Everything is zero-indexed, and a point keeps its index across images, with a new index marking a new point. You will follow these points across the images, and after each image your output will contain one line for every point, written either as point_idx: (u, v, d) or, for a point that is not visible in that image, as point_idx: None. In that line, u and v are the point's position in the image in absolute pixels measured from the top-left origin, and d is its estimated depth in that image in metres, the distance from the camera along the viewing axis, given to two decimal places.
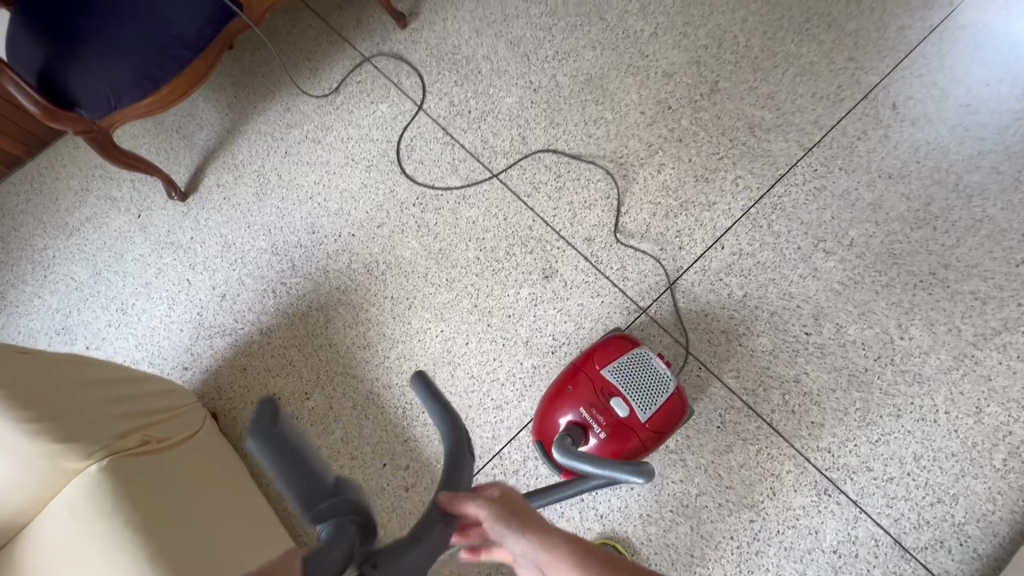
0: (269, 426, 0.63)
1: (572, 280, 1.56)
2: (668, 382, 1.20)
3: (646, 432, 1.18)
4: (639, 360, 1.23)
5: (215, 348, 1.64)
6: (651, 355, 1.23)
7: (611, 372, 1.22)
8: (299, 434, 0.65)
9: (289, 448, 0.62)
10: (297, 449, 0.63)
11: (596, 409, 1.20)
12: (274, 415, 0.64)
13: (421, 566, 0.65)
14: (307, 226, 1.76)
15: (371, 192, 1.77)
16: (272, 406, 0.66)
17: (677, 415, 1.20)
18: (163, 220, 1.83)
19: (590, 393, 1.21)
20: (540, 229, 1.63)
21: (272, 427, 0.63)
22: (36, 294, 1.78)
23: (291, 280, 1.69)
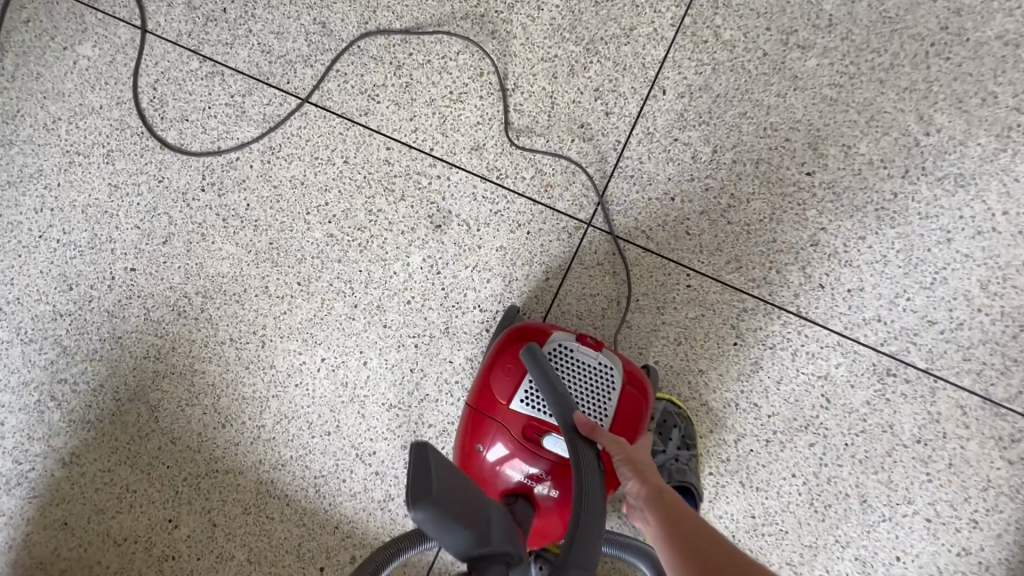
0: (430, 488, 0.50)
1: (476, 218, 1.05)
2: (607, 377, 0.83)
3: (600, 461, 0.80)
4: (557, 361, 0.84)
5: (6, 511, 1.07)
6: (572, 346, 0.85)
7: (522, 394, 0.83)
8: (451, 469, 0.55)
9: (467, 503, 0.53)
10: (461, 496, 0.53)
11: (517, 456, 0.81)
12: (430, 463, 0.52)
13: None
14: (57, 281, 1.11)
15: (131, 194, 1.12)
16: (428, 448, 0.53)
17: (638, 419, 0.82)
18: None
19: (503, 434, 0.82)
20: (403, 159, 1.07)
21: (432, 488, 0.50)
22: None
23: (70, 371, 1.09)
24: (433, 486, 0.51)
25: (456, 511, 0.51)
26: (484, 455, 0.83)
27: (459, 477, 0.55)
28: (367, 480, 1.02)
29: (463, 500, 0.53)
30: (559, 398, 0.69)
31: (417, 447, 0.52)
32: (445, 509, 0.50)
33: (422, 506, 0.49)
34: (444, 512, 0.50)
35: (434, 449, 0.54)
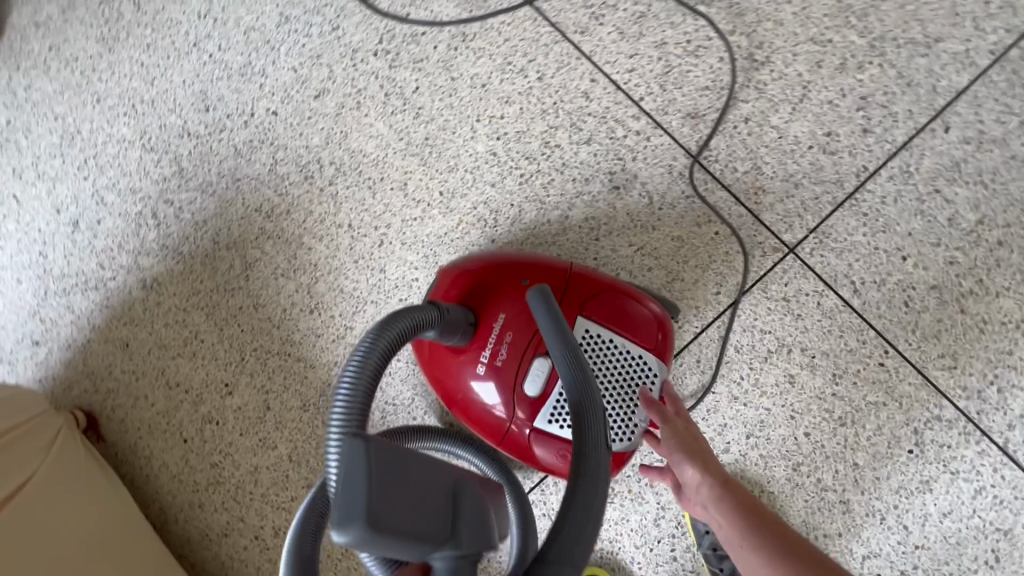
0: (363, 505, 0.33)
1: (663, 195, 0.89)
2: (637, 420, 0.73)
3: (541, 445, 0.73)
4: (635, 357, 0.74)
5: (75, 310, 1.02)
6: (655, 366, 0.74)
7: (580, 333, 0.74)
8: (407, 470, 0.35)
9: (425, 495, 0.36)
10: (414, 519, 0.34)
11: (504, 358, 0.73)
12: (361, 482, 0.34)
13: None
14: (195, 97, 1.02)
15: (299, 33, 0.99)
16: (364, 453, 0.35)
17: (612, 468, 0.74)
18: None
19: (518, 346, 0.73)
20: (605, 98, 0.91)
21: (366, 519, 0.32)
22: None
23: (179, 196, 1.01)
24: (358, 512, 0.33)
25: (405, 552, 0.34)
26: (491, 318, 0.74)
27: (419, 484, 0.36)
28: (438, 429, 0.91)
29: (416, 493, 0.35)
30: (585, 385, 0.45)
31: (358, 446, 0.35)
32: (388, 531, 0.33)
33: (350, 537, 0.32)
34: (382, 541, 0.32)
35: (378, 443, 0.36)
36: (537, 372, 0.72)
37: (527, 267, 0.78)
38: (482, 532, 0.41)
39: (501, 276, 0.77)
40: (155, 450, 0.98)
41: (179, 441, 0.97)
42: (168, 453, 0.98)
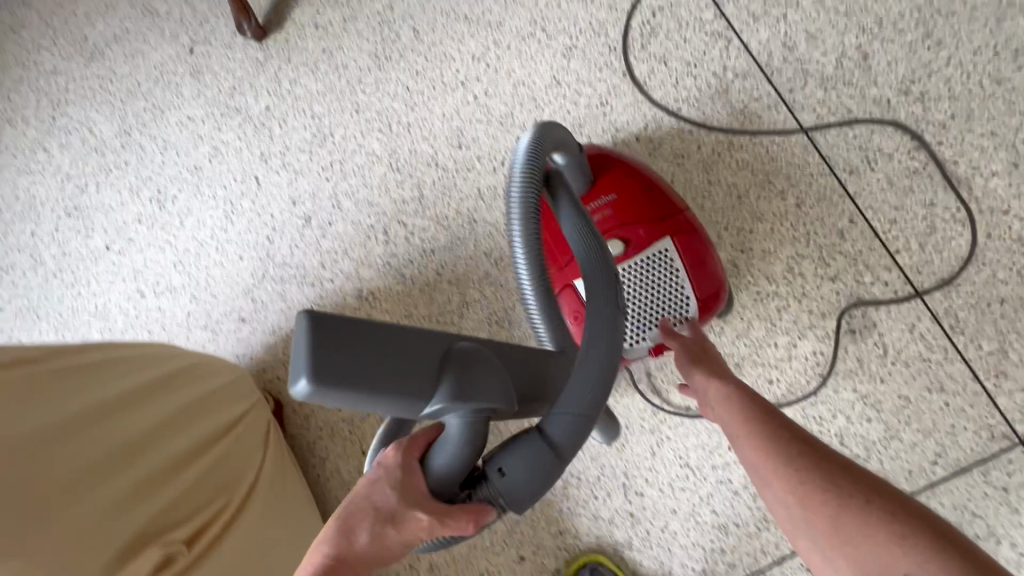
0: (313, 366, 0.47)
1: (898, 352, 0.89)
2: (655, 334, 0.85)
3: (562, 298, 0.89)
4: (683, 295, 0.85)
5: (288, 300, 1.07)
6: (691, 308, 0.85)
7: (658, 248, 0.85)
8: (359, 336, 0.49)
9: (376, 343, 0.50)
10: (365, 375, 0.49)
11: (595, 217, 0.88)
12: (303, 340, 0.47)
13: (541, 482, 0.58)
14: (450, 132, 1.06)
15: (567, 99, 1.03)
16: (305, 325, 0.47)
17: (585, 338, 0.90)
18: (226, 68, 1.15)
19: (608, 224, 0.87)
20: (860, 242, 0.92)
21: (321, 376, 0.47)
22: (40, 146, 1.20)
23: (413, 221, 1.05)
24: (314, 363, 0.47)
25: (343, 390, 0.47)
26: (605, 191, 0.89)
27: (363, 343, 0.49)
28: (617, 515, 0.93)
29: (360, 342, 0.49)
30: (612, 319, 0.66)
31: (303, 316, 0.48)
32: (350, 380, 0.48)
33: (304, 391, 0.46)
34: (325, 388, 0.47)
35: (319, 318, 0.49)
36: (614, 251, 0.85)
37: (659, 184, 0.90)
38: (453, 382, 0.53)
39: (634, 173, 0.90)
40: (332, 454, 1.02)
41: (358, 452, 1.01)
42: (344, 460, 1.01)
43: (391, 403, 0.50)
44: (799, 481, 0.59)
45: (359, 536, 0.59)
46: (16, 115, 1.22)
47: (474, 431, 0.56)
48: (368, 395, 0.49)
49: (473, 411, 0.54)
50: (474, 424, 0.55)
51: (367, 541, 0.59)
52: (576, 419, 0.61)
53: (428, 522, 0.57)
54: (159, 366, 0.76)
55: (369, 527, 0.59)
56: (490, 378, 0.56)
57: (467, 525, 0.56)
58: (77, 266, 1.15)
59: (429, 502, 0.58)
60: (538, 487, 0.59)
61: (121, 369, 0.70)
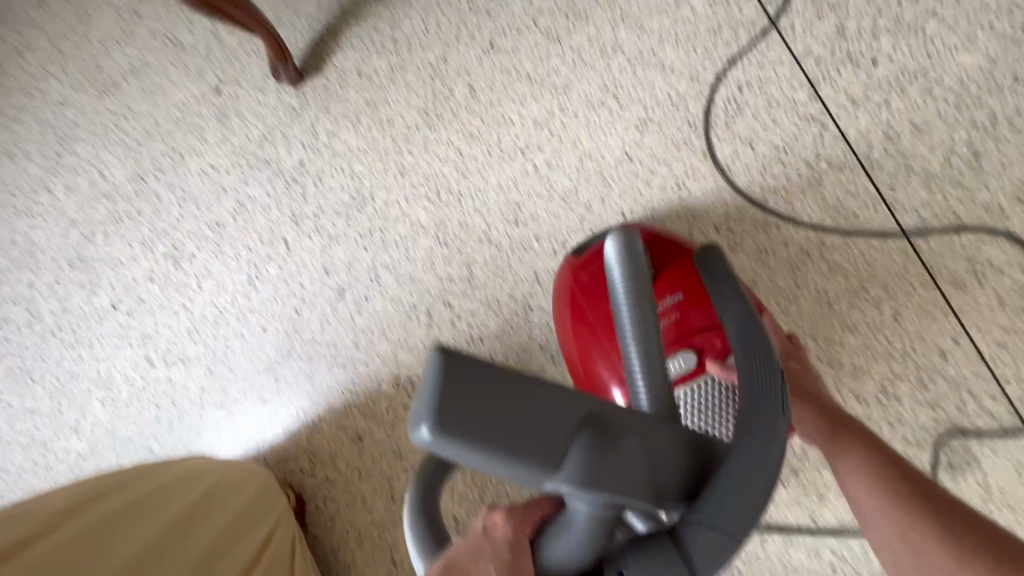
0: (436, 407, 0.33)
1: (1002, 493, 0.80)
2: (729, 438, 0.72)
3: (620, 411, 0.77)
4: None
5: (315, 381, 0.96)
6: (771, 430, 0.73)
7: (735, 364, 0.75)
8: (500, 383, 0.34)
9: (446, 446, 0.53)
10: (499, 427, 0.34)
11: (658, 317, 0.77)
12: (432, 383, 0.33)
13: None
14: (506, 205, 0.95)
15: (639, 178, 0.93)
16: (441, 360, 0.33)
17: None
18: (256, 114, 1.04)
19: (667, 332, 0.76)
20: (964, 365, 0.83)
21: (451, 424, 0.33)
22: (43, 186, 1.09)
23: (461, 302, 0.94)
24: (440, 409, 0.33)
25: (474, 444, 0.33)
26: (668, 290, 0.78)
27: (513, 409, 0.34)
28: None
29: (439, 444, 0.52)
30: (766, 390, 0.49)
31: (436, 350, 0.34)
32: (483, 443, 0.33)
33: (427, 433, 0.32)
34: (448, 439, 0.32)
35: (462, 360, 0.34)
36: (682, 363, 0.74)
37: None
38: (600, 468, 0.36)
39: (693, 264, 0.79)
40: (359, 561, 0.91)
41: (389, 562, 0.90)
42: (372, 570, 0.91)
43: (514, 476, 0.35)
44: (893, 480, 0.57)
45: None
46: (19, 149, 1.11)
47: (604, 526, 0.39)
48: (487, 458, 0.33)
49: (608, 504, 0.38)
50: (605, 516, 0.38)
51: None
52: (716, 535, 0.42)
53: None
54: (202, 491, 0.73)
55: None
56: (635, 450, 0.39)
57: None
58: (79, 325, 1.04)
59: (518, 571, 0.40)
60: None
61: (164, 497, 0.68)
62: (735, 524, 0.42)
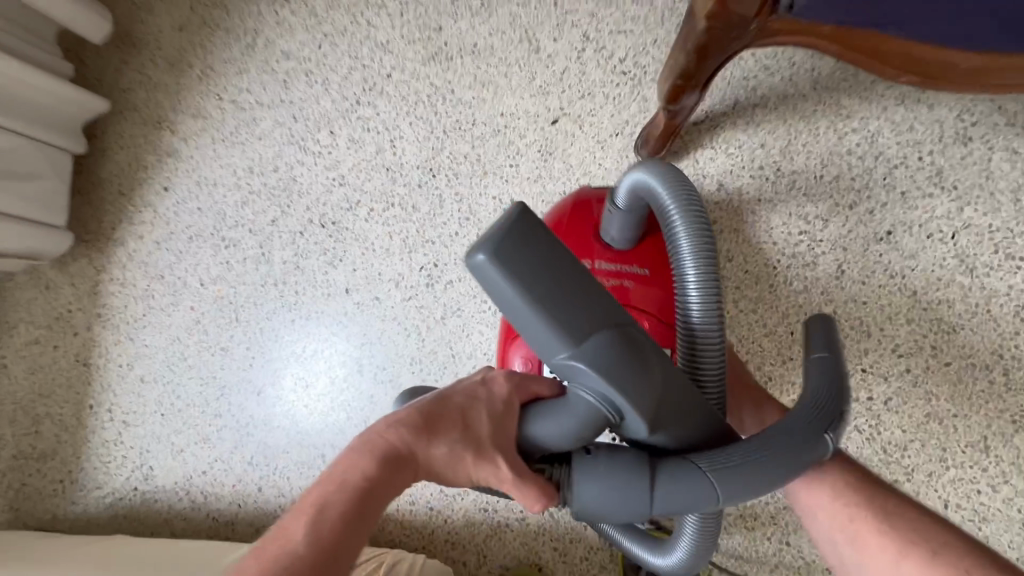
0: (494, 242, 0.44)
1: None
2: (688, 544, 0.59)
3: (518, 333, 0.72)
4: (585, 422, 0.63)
5: None
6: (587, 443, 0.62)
7: None
8: (546, 267, 0.44)
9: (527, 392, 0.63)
10: (545, 280, 0.44)
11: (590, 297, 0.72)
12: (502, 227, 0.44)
13: (619, 510, 0.46)
14: None
15: (985, 474, 0.77)
16: (517, 209, 0.45)
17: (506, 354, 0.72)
18: (586, 168, 0.90)
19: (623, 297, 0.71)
20: None
21: (493, 256, 0.43)
22: (328, 125, 0.98)
23: None
24: (505, 249, 0.43)
25: (518, 282, 0.43)
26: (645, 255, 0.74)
27: (560, 285, 0.44)
28: None
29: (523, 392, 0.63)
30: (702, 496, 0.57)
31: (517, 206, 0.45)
32: (512, 279, 0.43)
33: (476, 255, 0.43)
34: (496, 266, 0.43)
35: (530, 218, 0.45)
36: None
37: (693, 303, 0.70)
38: (607, 377, 0.44)
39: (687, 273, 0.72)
40: None
41: None
42: None
43: (529, 324, 0.44)
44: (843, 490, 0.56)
45: (437, 444, 0.45)
46: (320, 73, 1.00)
47: (599, 419, 0.46)
48: (516, 297, 0.43)
49: (606, 399, 0.45)
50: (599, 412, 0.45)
51: (444, 453, 0.45)
52: (701, 476, 0.46)
53: (505, 474, 0.45)
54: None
55: (452, 439, 0.46)
56: (658, 375, 0.46)
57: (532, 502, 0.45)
58: (305, 289, 0.96)
59: (513, 454, 0.46)
60: (619, 517, 0.47)
61: None
62: (732, 496, 0.47)
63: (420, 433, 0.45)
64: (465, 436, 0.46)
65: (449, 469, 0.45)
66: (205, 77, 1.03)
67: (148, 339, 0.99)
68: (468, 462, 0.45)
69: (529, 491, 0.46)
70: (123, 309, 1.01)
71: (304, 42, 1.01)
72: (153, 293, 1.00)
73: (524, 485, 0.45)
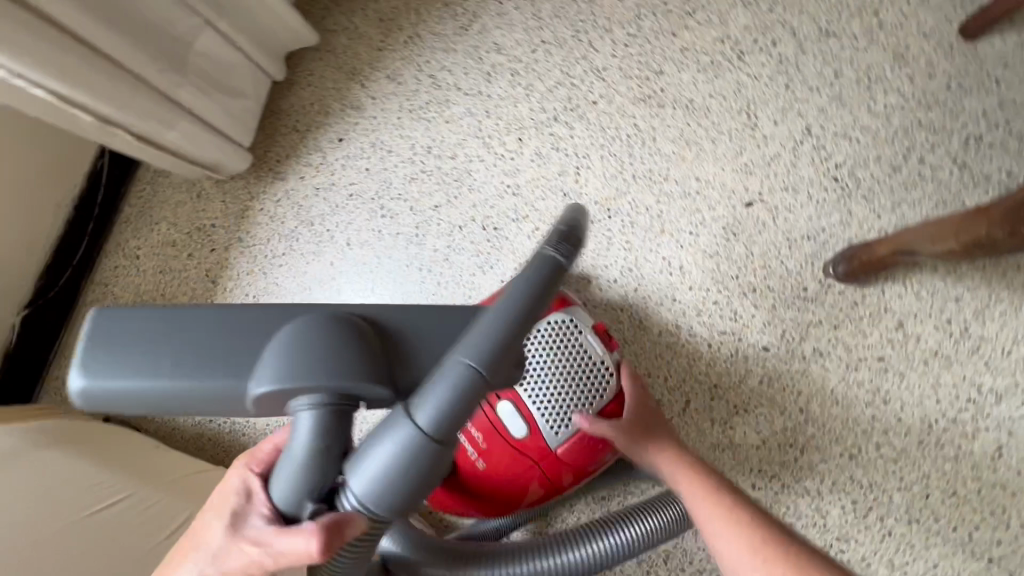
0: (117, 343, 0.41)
1: None
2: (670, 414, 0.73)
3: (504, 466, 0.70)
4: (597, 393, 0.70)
5: None
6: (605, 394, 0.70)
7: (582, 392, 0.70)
8: (134, 333, 0.40)
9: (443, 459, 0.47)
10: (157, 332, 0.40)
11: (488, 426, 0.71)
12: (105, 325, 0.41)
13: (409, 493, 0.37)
14: None
15: None
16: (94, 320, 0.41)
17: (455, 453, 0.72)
18: (766, 261, 0.88)
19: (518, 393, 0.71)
20: None
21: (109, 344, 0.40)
22: (518, 131, 0.97)
23: None
24: (86, 358, 0.40)
25: (114, 340, 0.40)
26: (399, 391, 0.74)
27: (159, 333, 0.40)
28: None
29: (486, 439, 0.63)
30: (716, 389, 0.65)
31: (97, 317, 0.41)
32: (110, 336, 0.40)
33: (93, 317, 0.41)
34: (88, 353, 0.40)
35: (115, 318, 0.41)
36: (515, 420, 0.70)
37: None
38: (289, 358, 0.39)
39: None
40: None
41: None
42: None
43: (209, 385, 0.39)
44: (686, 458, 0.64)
45: (183, 562, 0.44)
46: (526, 77, 0.98)
47: (330, 429, 0.39)
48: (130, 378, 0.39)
49: (321, 397, 0.39)
50: (327, 423, 0.39)
51: (220, 541, 0.42)
52: (451, 376, 0.36)
53: (264, 553, 0.40)
54: None
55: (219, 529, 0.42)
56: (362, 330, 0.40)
57: (302, 544, 0.37)
58: (448, 283, 0.95)
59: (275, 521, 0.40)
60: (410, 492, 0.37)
61: None
62: (473, 349, 0.36)
63: (197, 537, 0.43)
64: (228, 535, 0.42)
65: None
66: (411, 43, 1.02)
67: (280, 279, 1.00)
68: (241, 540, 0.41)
69: (303, 535, 0.37)
70: (264, 242, 1.01)
71: (520, 42, 0.99)
72: (298, 236, 1.01)
73: (308, 536, 0.37)
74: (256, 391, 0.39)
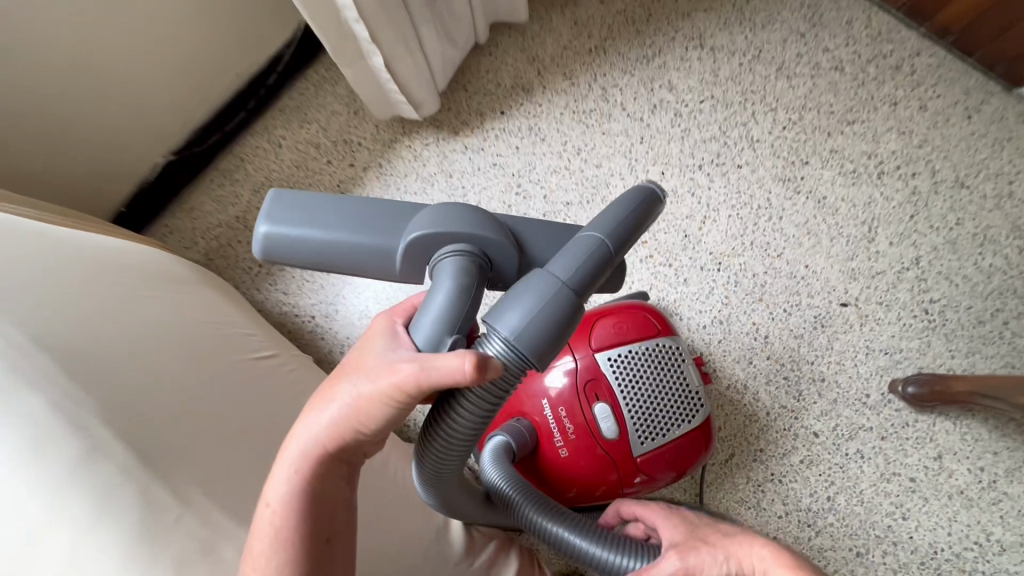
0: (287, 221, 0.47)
1: None
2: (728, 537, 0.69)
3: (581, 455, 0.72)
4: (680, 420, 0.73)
5: None
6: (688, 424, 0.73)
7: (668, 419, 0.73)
8: (311, 204, 0.48)
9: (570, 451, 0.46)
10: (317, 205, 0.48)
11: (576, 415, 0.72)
12: (279, 211, 0.47)
13: (545, 329, 0.39)
14: None
15: None
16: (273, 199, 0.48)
17: (529, 401, 0.74)
18: (841, 358, 0.96)
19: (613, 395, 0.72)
20: None
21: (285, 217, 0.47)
22: (663, 165, 1.05)
23: None
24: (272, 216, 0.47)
25: (295, 203, 0.48)
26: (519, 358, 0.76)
27: (330, 205, 0.48)
28: None
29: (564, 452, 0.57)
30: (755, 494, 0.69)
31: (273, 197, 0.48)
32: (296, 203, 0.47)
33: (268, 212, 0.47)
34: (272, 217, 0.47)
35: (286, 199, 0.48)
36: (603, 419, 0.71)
37: None
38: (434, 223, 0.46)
39: None
40: None
41: None
42: None
43: (354, 241, 0.47)
44: None
45: (322, 411, 0.44)
46: (687, 121, 1.06)
47: (467, 293, 0.43)
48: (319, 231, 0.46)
49: (459, 252, 0.45)
50: (460, 276, 0.44)
51: (376, 367, 0.42)
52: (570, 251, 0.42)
53: (413, 376, 0.39)
54: None
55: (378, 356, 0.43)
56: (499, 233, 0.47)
57: (455, 361, 0.37)
58: None
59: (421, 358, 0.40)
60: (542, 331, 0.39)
61: None
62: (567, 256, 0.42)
63: (358, 367, 0.44)
64: (387, 364, 0.41)
65: (381, 407, 0.42)
66: (595, 55, 1.11)
67: None
68: (395, 370, 0.40)
69: (453, 362, 0.38)
70: (401, 176, 1.08)
71: (692, 89, 1.07)
72: (434, 182, 1.08)
73: (452, 367, 0.38)
74: (402, 247, 0.46)
